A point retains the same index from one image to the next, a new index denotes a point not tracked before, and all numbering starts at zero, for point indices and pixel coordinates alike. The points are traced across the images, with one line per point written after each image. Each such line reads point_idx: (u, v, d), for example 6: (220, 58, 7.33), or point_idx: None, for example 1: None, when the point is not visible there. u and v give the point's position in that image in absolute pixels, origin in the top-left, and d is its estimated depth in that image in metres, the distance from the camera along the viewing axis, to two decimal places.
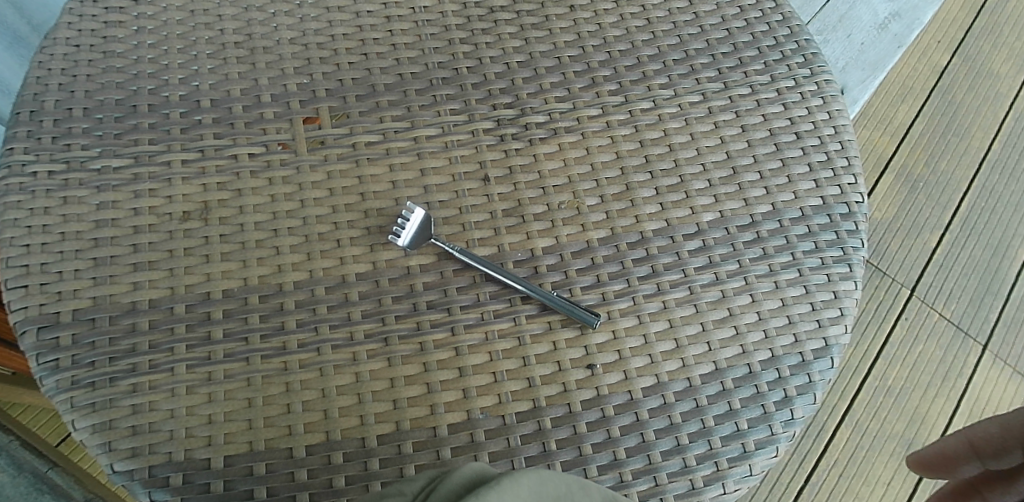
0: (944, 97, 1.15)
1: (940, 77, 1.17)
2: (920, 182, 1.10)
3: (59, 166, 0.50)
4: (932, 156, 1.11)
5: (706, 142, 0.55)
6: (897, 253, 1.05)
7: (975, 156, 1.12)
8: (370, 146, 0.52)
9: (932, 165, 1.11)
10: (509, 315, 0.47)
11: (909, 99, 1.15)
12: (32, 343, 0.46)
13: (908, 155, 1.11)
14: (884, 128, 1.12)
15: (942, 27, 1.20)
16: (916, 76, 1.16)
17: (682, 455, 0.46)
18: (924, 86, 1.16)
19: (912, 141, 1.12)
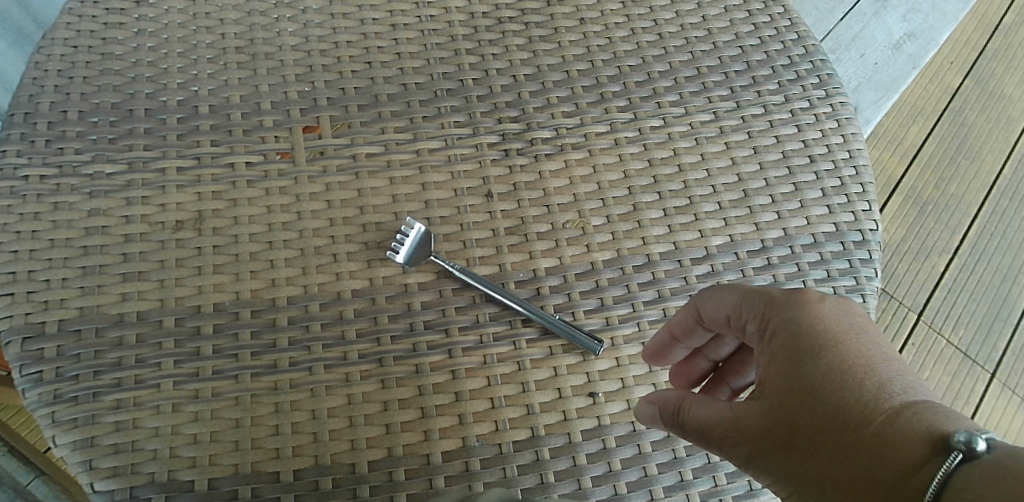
0: (957, 119, 1.13)
1: (952, 98, 1.15)
2: (929, 204, 1.08)
3: (50, 170, 0.49)
4: (943, 178, 1.09)
5: (717, 163, 0.53)
6: (904, 277, 1.03)
7: (986, 180, 1.10)
8: (371, 158, 0.51)
9: (941, 188, 1.09)
10: (509, 339, 0.46)
11: (920, 120, 1.13)
12: (15, 354, 0.44)
13: (918, 177, 1.09)
14: (893, 150, 1.10)
15: (956, 48, 1.18)
16: (927, 97, 1.14)
17: (685, 491, 0.43)
18: (935, 107, 1.14)
19: (922, 164, 1.10)
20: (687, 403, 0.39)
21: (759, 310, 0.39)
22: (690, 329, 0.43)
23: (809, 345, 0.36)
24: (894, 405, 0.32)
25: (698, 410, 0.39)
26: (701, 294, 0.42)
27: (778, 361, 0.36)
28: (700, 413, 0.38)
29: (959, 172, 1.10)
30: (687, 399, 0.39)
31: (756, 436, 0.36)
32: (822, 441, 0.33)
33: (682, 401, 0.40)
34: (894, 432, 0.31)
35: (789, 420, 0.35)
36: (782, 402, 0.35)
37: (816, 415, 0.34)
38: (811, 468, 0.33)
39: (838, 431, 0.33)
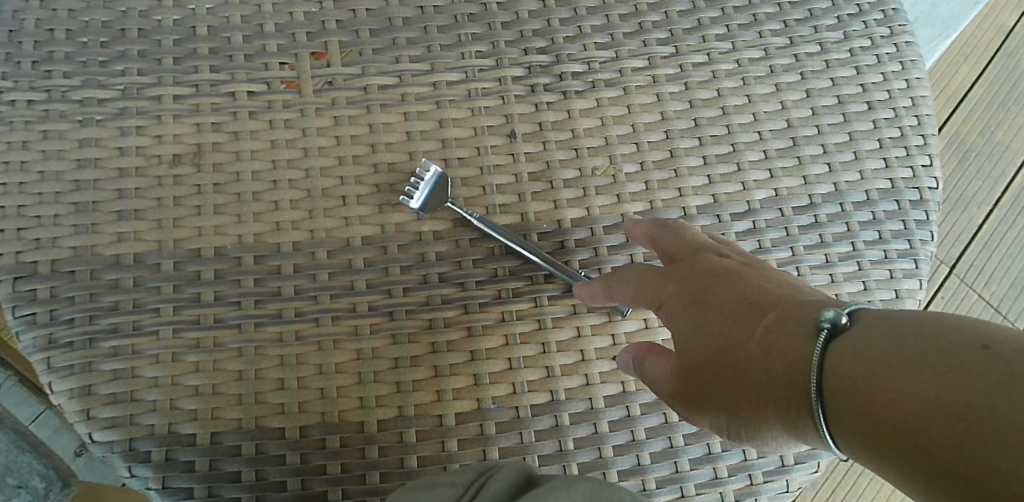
0: (1011, 60, 1.04)
1: (1009, 37, 1.05)
2: (972, 151, 1.01)
3: (39, 95, 0.45)
4: (989, 123, 1.02)
5: (766, 107, 0.48)
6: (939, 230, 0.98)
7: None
8: (384, 91, 0.46)
9: (986, 134, 1.02)
10: (529, 296, 0.43)
11: (973, 61, 1.04)
12: (6, 295, 0.42)
13: (962, 124, 1.02)
14: (940, 93, 1.02)
15: None
16: (984, 35, 1.05)
17: (712, 465, 0.41)
18: (990, 46, 1.05)
19: (968, 109, 1.02)
20: (639, 363, 0.37)
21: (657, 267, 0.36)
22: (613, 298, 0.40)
23: (700, 286, 0.33)
24: (779, 310, 0.30)
25: (647, 370, 0.36)
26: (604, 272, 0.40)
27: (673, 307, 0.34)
28: (648, 372, 0.36)
29: (1009, 120, 1.02)
30: (640, 360, 0.37)
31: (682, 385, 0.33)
32: (726, 368, 0.31)
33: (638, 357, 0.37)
34: (778, 337, 0.29)
35: (695, 360, 0.32)
36: (687, 345, 0.33)
37: (713, 348, 0.31)
38: (730, 398, 0.31)
39: (731, 356, 0.30)
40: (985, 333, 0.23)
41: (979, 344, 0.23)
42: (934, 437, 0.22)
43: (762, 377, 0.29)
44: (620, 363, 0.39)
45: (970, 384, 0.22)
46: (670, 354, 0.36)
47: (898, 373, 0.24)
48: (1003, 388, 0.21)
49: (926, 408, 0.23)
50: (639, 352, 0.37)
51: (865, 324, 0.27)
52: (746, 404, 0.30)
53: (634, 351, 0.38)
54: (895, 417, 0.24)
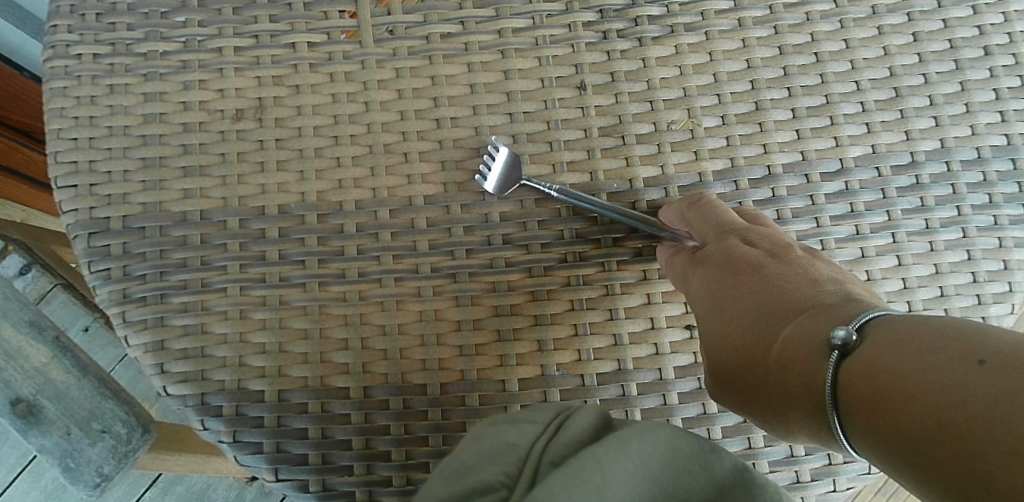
0: None
1: None
2: None
3: (104, 48, 0.45)
4: None
5: (866, 52, 0.43)
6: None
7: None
8: (447, 40, 0.44)
9: None
10: (597, 260, 0.41)
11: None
12: (83, 250, 0.42)
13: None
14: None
15: None
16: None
17: (788, 442, 0.38)
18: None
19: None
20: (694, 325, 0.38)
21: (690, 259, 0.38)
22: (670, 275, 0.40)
23: (726, 293, 0.35)
24: (798, 320, 0.32)
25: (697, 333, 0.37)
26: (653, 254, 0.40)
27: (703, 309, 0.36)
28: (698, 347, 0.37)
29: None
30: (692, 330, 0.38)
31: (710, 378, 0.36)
32: (751, 377, 0.33)
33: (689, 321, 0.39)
34: (796, 349, 0.31)
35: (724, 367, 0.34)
36: (713, 348, 0.35)
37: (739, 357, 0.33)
38: (756, 403, 0.33)
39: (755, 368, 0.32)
40: (981, 347, 0.25)
41: (977, 361, 0.25)
42: (943, 453, 0.24)
43: (780, 390, 0.31)
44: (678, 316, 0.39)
45: (970, 401, 0.24)
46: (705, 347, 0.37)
47: (906, 392, 0.26)
48: (999, 403, 0.23)
49: (933, 426, 0.25)
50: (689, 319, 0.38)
51: (875, 335, 0.29)
52: (770, 411, 0.32)
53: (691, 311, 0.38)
54: (906, 436, 0.26)
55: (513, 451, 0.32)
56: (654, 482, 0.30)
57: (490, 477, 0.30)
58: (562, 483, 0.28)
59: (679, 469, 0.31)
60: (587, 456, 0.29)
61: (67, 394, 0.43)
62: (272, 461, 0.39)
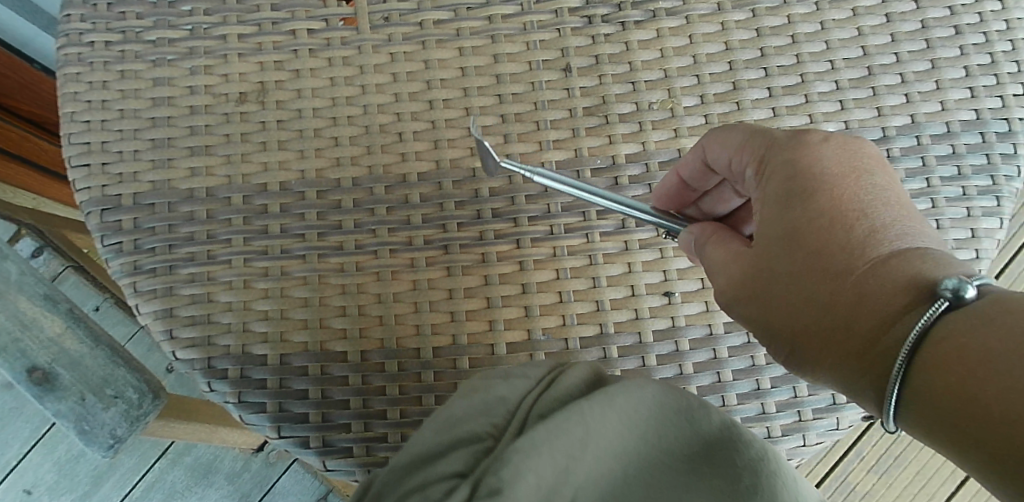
0: None
1: None
2: None
3: (115, 36, 0.47)
4: None
5: (839, 34, 0.46)
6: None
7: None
8: (439, 26, 0.46)
9: None
10: (581, 231, 0.43)
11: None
12: (96, 225, 0.45)
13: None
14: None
15: None
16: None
17: (760, 400, 0.41)
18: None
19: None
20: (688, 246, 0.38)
21: (759, 151, 0.35)
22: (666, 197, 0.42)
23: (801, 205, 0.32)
24: (889, 253, 0.30)
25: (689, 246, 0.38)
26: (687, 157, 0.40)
27: (768, 209, 0.34)
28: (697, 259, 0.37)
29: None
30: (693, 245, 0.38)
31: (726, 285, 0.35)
32: (802, 295, 0.32)
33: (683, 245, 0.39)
34: (878, 281, 0.30)
35: (769, 273, 0.33)
36: (757, 258, 0.34)
37: (799, 272, 0.32)
38: (793, 321, 0.32)
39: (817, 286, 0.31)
40: None
41: None
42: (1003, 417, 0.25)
43: (837, 315, 0.31)
44: (682, 239, 0.39)
45: None
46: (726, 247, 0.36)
47: (986, 354, 0.26)
48: None
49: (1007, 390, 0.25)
50: (698, 234, 0.38)
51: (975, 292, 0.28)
52: (808, 331, 0.32)
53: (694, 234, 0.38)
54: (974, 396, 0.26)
55: (503, 404, 0.34)
56: (636, 437, 0.33)
57: (477, 427, 0.33)
58: (549, 436, 0.30)
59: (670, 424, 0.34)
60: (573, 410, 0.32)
61: (81, 362, 0.45)
62: (274, 420, 0.42)
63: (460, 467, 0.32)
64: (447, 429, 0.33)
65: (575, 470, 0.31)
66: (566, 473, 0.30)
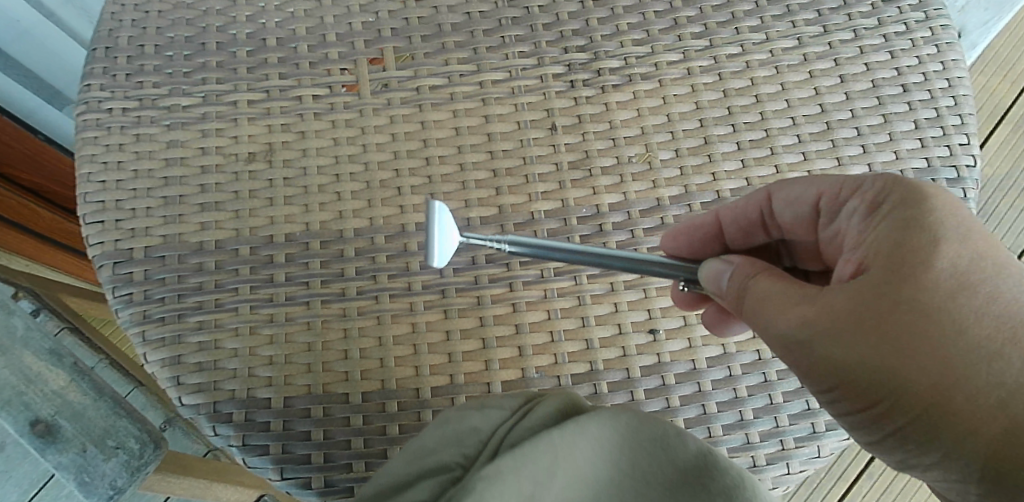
0: None
1: None
2: None
3: (132, 103, 0.51)
4: None
5: (798, 93, 0.50)
6: (982, 208, 1.02)
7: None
8: (435, 91, 0.50)
9: None
10: (570, 275, 0.46)
11: (1006, 76, 1.07)
12: (107, 277, 0.47)
13: (1008, 136, 1.05)
14: (982, 112, 1.05)
15: None
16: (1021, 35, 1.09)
17: (744, 431, 0.44)
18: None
19: (1012, 124, 1.05)
20: (739, 277, 0.37)
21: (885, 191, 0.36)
22: (704, 233, 0.45)
23: (936, 248, 0.33)
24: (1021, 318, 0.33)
25: (739, 280, 0.37)
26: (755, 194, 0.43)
27: (897, 242, 0.34)
28: (756, 290, 0.36)
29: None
30: (749, 277, 0.37)
31: (817, 320, 0.34)
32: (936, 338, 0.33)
33: (715, 277, 0.39)
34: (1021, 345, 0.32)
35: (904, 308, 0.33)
36: (864, 294, 0.34)
37: (945, 316, 0.33)
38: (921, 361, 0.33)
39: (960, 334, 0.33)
40: None
41: None
42: None
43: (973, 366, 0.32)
44: (710, 268, 0.39)
45: None
46: (790, 280, 0.36)
47: None
48: None
49: None
50: (755, 269, 0.37)
51: None
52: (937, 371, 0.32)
53: (736, 270, 0.38)
54: None
55: (475, 434, 0.39)
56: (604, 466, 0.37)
57: (447, 457, 0.38)
58: (514, 462, 0.34)
59: (642, 452, 0.37)
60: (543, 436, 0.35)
61: (84, 414, 0.46)
62: (277, 462, 0.44)
63: (428, 495, 0.36)
64: (416, 459, 0.38)
65: (544, 496, 0.34)
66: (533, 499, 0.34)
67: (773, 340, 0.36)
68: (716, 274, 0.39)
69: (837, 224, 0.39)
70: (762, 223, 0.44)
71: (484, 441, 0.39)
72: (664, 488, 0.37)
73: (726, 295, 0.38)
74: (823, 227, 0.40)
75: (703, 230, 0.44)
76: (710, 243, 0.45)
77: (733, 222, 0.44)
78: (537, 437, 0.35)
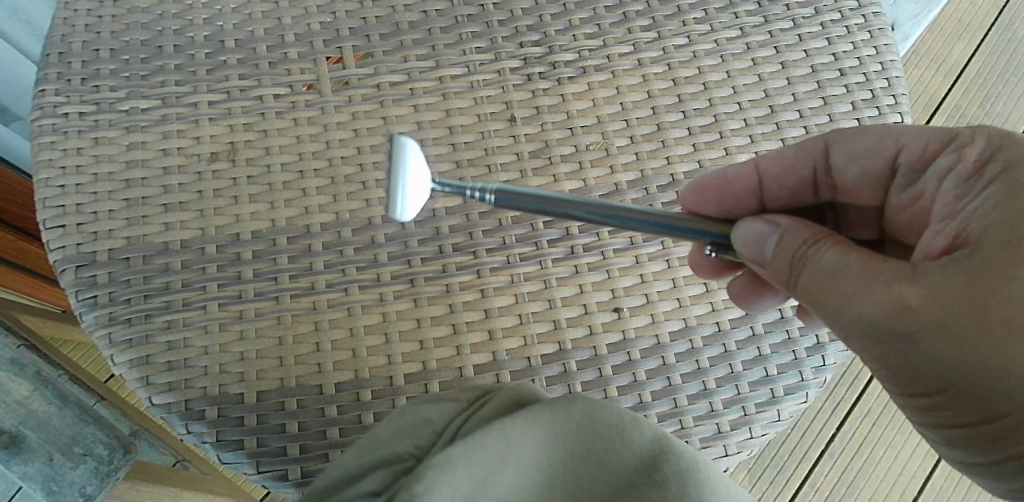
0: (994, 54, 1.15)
1: (988, 32, 1.16)
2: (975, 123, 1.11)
3: (88, 107, 0.50)
4: (988, 96, 1.13)
5: (743, 80, 0.53)
6: None
7: (1018, 122, 1.12)
8: (395, 87, 0.51)
9: (987, 106, 1.12)
10: (535, 259, 0.47)
11: (938, 68, 1.13)
12: (70, 281, 0.46)
13: (944, 123, 1.10)
14: (917, 103, 1.11)
15: None
16: (950, 30, 1.16)
17: (708, 399, 0.46)
18: (962, 39, 1.16)
19: (946, 113, 1.11)
20: (787, 244, 0.37)
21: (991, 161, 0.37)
22: (744, 187, 0.47)
23: None
24: None
25: (793, 242, 0.37)
26: (809, 143, 0.45)
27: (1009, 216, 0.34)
28: (821, 261, 0.36)
29: (988, 113, 1.12)
30: (805, 244, 0.37)
31: (908, 306, 0.33)
32: None
33: (760, 240, 0.39)
34: None
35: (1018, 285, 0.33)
36: (972, 272, 0.33)
37: None
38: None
39: None
40: None
41: None
42: None
43: None
44: (747, 229, 0.39)
45: None
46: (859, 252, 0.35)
47: None
48: None
49: None
50: (812, 233, 0.37)
51: None
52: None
53: (783, 233, 0.38)
54: None
55: (429, 426, 0.40)
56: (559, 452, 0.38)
57: (401, 448, 0.39)
58: (468, 452, 0.35)
59: (600, 436, 0.38)
60: (497, 425, 0.37)
61: (49, 422, 0.45)
62: (253, 455, 0.44)
63: (379, 484, 0.37)
64: (369, 451, 0.39)
65: (494, 482, 0.36)
66: (483, 486, 0.35)
67: (849, 321, 0.35)
68: (760, 238, 0.39)
69: (922, 187, 0.41)
70: (809, 181, 0.46)
71: (437, 432, 0.40)
72: (620, 476, 0.38)
73: (778, 263, 0.38)
74: (906, 189, 0.42)
75: (739, 183, 0.46)
76: (746, 197, 0.47)
77: (775, 177, 0.47)
78: (491, 427, 0.36)
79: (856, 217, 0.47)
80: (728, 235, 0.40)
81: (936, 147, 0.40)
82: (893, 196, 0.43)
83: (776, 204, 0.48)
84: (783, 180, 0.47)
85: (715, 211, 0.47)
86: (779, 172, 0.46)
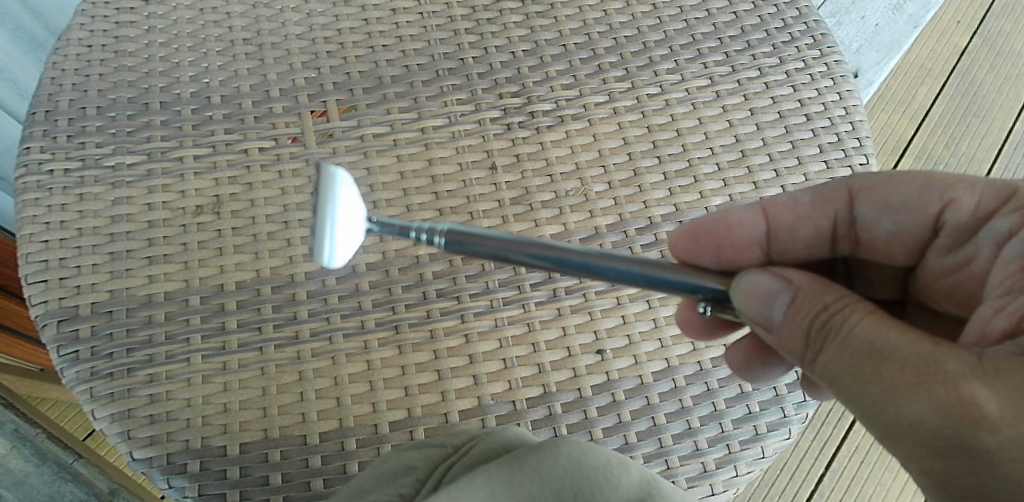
0: (956, 98, 1.20)
1: (949, 76, 1.22)
2: (941, 164, 1.15)
3: (74, 163, 0.50)
4: (953, 137, 1.17)
5: (715, 126, 0.55)
6: None
7: (982, 162, 1.16)
8: (378, 138, 0.53)
9: (952, 147, 1.16)
10: (518, 303, 0.48)
11: (903, 112, 1.18)
12: (52, 336, 0.46)
13: (912, 164, 1.14)
14: (884, 144, 1.15)
15: (945, 35, 1.25)
16: (913, 75, 1.21)
17: (693, 438, 0.46)
18: (925, 84, 1.20)
19: (914, 155, 1.15)
20: (803, 305, 0.36)
21: None
22: (750, 235, 0.47)
23: None
24: None
25: (811, 304, 0.36)
26: (834, 186, 0.45)
27: None
28: (857, 338, 0.33)
29: (953, 154, 1.16)
30: (826, 309, 0.35)
31: (977, 408, 0.30)
32: None
33: (766, 297, 0.37)
34: None
35: None
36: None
37: None
38: None
39: None
40: None
41: None
42: None
43: None
44: (751, 283, 0.37)
45: None
46: (906, 328, 0.33)
47: None
48: None
49: None
50: (834, 298, 0.35)
51: None
52: None
53: (797, 291, 0.37)
54: None
55: (412, 473, 0.40)
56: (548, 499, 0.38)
57: (384, 495, 0.38)
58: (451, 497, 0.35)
59: (585, 480, 0.38)
60: (483, 472, 0.37)
61: None
62: None
63: None
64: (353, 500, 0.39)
65: None
66: None
67: (900, 419, 0.31)
68: (766, 295, 0.37)
69: (974, 249, 0.41)
70: (824, 231, 0.46)
71: (420, 478, 0.40)
72: None
73: (799, 328, 0.36)
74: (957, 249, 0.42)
75: (742, 230, 0.47)
76: (752, 245, 0.47)
77: (785, 226, 0.47)
78: (477, 475, 0.37)
79: (874, 275, 0.47)
80: (727, 289, 0.39)
81: (989, 210, 0.40)
82: (933, 257, 0.43)
83: (784, 255, 0.48)
84: (796, 230, 0.47)
85: (709, 264, 0.47)
86: (792, 222, 0.46)
